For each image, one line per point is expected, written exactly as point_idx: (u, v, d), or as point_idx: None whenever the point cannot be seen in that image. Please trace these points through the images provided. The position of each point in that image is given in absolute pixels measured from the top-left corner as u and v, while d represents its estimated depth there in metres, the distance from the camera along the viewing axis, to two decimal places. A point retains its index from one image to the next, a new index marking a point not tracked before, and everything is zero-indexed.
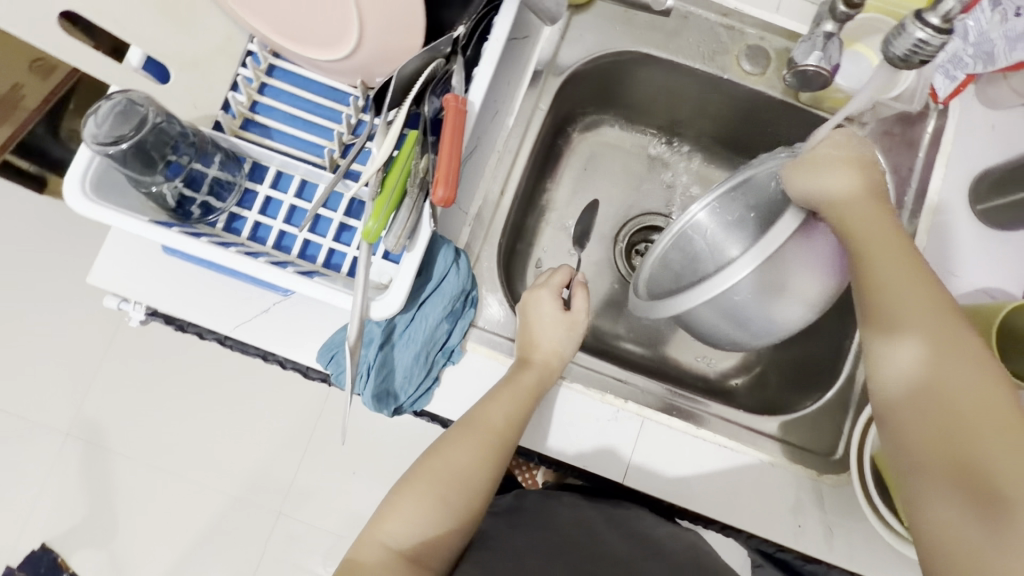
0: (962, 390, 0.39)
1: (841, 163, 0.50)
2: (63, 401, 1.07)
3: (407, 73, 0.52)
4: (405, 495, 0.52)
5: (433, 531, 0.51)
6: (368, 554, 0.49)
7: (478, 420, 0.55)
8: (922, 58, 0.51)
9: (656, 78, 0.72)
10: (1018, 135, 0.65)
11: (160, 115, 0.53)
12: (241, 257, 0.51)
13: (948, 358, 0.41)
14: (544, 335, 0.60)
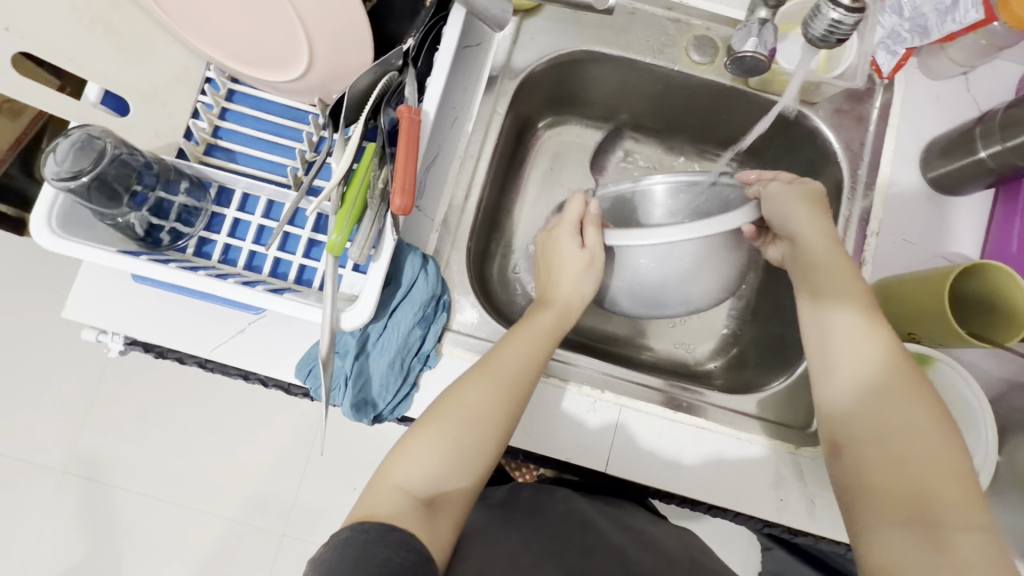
0: (905, 410, 0.46)
1: (808, 202, 0.58)
2: (56, 440, 1.07)
3: (360, 88, 0.53)
4: (418, 437, 0.50)
5: (450, 473, 0.49)
6: (383, 499, 0.47)
7: (494, 364, 0.53)
8: (839, 38, 0.51)
9: (611, 75, 0.73)
10: (959, 104, 0.67)
11: (120, 147, 0.53)
12: (210, 280, 0.52)
13: (900, 381, 0.48)
14: (568, 274, 0.60)
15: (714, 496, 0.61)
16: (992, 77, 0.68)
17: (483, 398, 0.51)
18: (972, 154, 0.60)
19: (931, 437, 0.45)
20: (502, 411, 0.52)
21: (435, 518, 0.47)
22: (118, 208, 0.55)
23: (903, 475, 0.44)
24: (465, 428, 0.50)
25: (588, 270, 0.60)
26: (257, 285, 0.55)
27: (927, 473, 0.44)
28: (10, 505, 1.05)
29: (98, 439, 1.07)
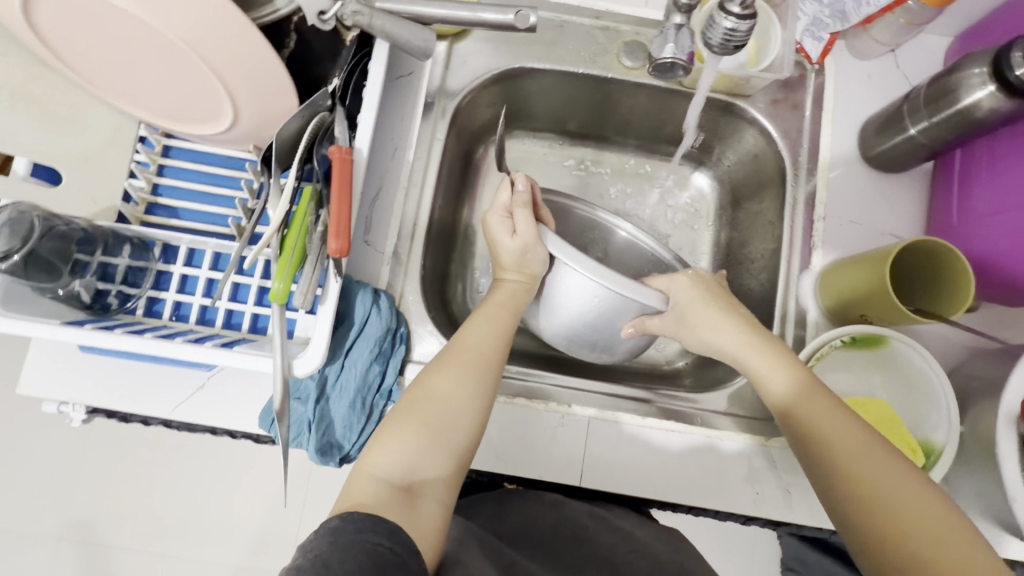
0: (844, 440, 0.47)
1: (705, 300, 0.56)
2: (45, 508, 1.05)
3: (289, 133, 0.54)
4: (389, 426, 0.48)
5: (424, 458, 0.47)
6: (362, 489, 0.44)
7: (456, 345, 0.53)
8: (737, 45, 0.49)
9: (548, 88, 0.74)
10: (890, 81, 0.68)
11: (49, 217, 0.53)
12: (159, 342, 0.52)
13: (820, 411, 0.49)
14: (507, 258, 0.57)
15: (692, 497, 0.62)
16: (919, 52, 0.69)
17: (448, 381, 0.50)
18: (904, 130, 0.60)
19: (874, 458, 0.45)
20: (470, 389, 0.50)
21: (415, 502, 0.45)
22: (59, 279, 0.55)
23: (865, 506, 0.44)
24: (433, 410, 0.49)
25: (525, 255, 0.56)
26: (208, 340, 0.55)
27: (882, 497, 0.44)
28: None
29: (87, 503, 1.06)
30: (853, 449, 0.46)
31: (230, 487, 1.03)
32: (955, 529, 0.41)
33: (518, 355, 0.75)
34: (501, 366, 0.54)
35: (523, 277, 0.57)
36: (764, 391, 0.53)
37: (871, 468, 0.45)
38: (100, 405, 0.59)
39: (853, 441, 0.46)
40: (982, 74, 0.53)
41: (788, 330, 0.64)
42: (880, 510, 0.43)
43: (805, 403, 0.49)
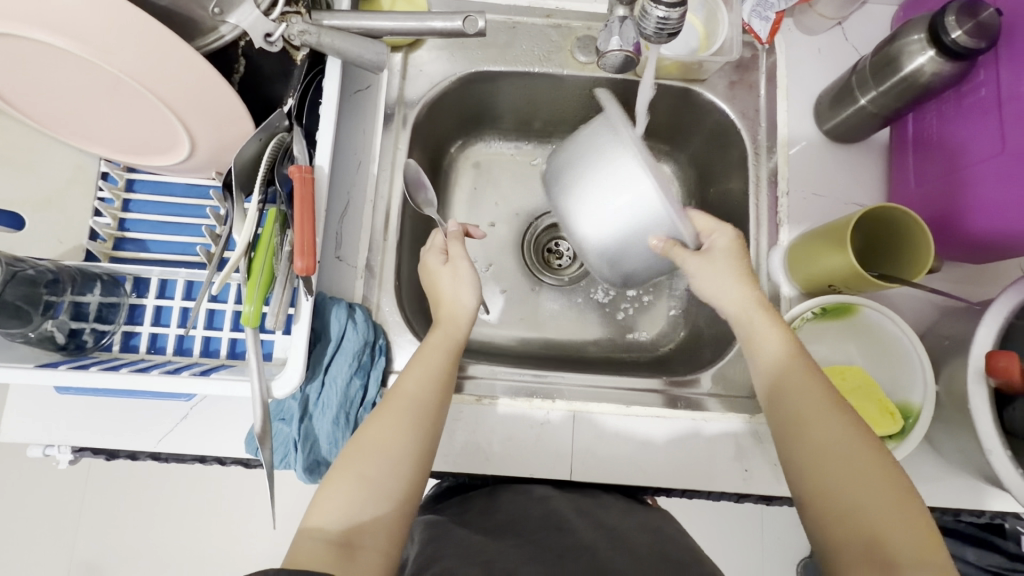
0: (829, 430, 0.47)
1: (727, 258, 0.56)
2: (46, 555, 1.04)
3: (247, 157, 0.54)
4: (326, 484, 0.49)
5: (361, 511, 0.47)
6: (299, 550, 0.45)
7: (392, 392, 0.54)
8: (670, 33, 0.50)
9: (508, 89, 0.74)
10: (840, 54, 0.69)
11: (10, 261, 0.53)
12: (136, 375, 0.52)
13: (818, 397, 0.49)
14: (444, 288, 0.61)
15: (682, 479, 0.62)
16: (866, 23, 0.70)
17: (385, 429, 0.51)
18: (855, 102, 0.61)
19: (855, 448, 0.46)
20: (407, 435, 0.51)
21: (353, 556, 0.45)
22: (30, 321, 0.55)
23: (837, 492, 0.45)
24: (369, 462, 0.49)
25: (458, 279, 0.62)
26: (186, 370, 0.55)
27: (861, 485, 0.44)
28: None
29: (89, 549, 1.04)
30: (839, 440, 0.46)
31: (231, 514, 1.03)
32: (920, 520, 0.42)
33: (501, 357, 0.75)
34: (441, 407, 0.54)
35: (455, 311, 0.61)
36: (766, 380, 0.52)
37: (855, 458, 0.45)
38: (86, 444, 0.59)
39: (837, 430, 0.47)
40: (920, 40, 0.54)
41: None
42: (853, 498, 0.44)
43: (802, 391, 0.49)
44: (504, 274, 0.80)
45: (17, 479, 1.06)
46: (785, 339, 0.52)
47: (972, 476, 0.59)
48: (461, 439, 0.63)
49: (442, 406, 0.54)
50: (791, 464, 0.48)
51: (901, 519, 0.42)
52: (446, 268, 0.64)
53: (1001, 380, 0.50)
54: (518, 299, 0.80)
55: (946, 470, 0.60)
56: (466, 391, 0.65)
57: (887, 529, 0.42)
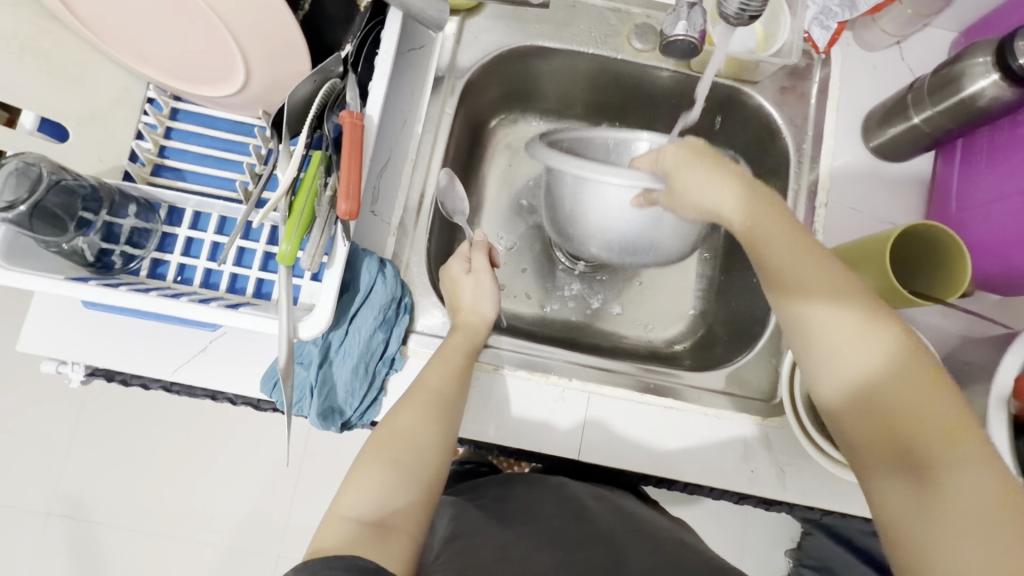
0: (900, 397, 0.40)
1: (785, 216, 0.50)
2: (45, 478, 1.11)
3: (300, 97, 0.53)
4: (359, 470, 0.51)
5: (394, 495, 0.50)
6: (333, 530, 0.47)
7: (416, 385, 0.56)
8: (752, 14, 0.50)
9: (558, 68, 0.74)
10: (897, 72, 0.69)
11: (55, 171, 0.52)
12: (163, 300, 0.52)
13: (898, 363, 0.42)
14: (465, 296, 0.62)
15: (688, 473, 0.62)
16: (926, 45, 0.70)
17: (413, 421, 0.53)
18: (908, 119, 0.62)
19: (885, 360, 0.42)
20: (433, 429, 0.53)
21: (387, 537, 0.47)
22: (64, 233, 0.54)
23: (904, 464, 0.39)
24: (399, 449, 0.52)
25: (480, 290, 0.63)
26: (212, 302, 0.55)
27: (933, 454, 0.38)
28: (11, 544, 1.09)
29: (94, 477, 1.11)
30: (912, 406, 0.40)
31: (239, 458, 1.14)
32: (1004, 490, 0.35)
33: (518, 333, 0.76)
34: (459, 405, 0.56)
35: (474, 319, 0.61)
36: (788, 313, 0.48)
37: (930, 429, 0.39)
38: (103, 366, 0.59)
39: (912, 396, 0.40)
40: (985, 63, 0.54)
41: None
42: (920, 465, 0.38)
43: (881, 364, 0.42)
44: (529, 255, 0.81)
45: (31, 400, 1.12)
46: (791, 232, 0.48)
47: None
48: (474, 406, 0.63)
49: (461, 403, 0.56)
50: (836, 413, 0.44)
51: (978, 491, 0.36)
52: (468, 277, 0.64)
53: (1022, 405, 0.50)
54: (539, 279, 0.80)
55: None
56: (486, 360, 0.65)
57: (954, 500, 0.36)
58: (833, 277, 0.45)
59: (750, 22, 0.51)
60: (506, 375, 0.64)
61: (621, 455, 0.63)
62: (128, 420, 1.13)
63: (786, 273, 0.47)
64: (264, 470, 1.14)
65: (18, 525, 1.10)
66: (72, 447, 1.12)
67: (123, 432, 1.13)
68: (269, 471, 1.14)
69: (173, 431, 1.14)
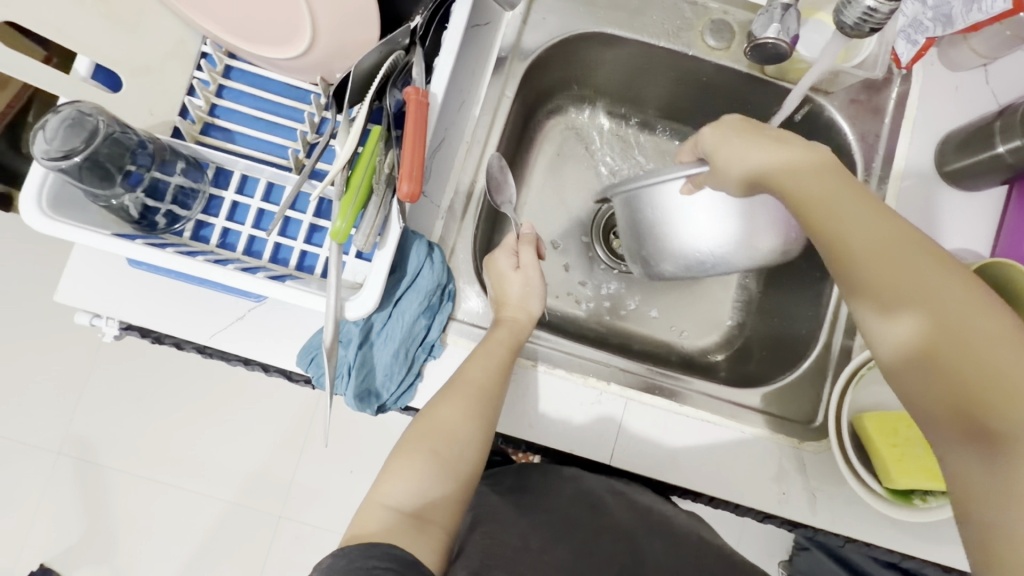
0: (980, 360, 0.37)
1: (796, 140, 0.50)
2: (60, 418, 1.12)
3: (365, 67, 0.51)
4: (400, 459, 0.50)
5: (433, 487, 0.49)
6: (373, 518, 0.46)
7: (458, 377, 0.54)
8: (873, 26, 0.52)
9: (622, 58, 0.71)
10: (981, 95, 0.66)
11: (113, 124, 0.51)
12: (209, 266, 0.51)
13: (910, 260, 0.42)
14: (512, 291, 0.60)
15: (717, 489, 0.61)
16: (1015, 70, 0.66)
17: (455, 415, 0.52)
18: (991, 148, 0.59)
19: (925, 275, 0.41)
20: (475, 424, 0.52)
21: (425, 530, 0.46)
22: (111, 188, 0.52)
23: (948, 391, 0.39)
24: (440, 440, 0.51)
25: (528, 287, 0.61)
26: (257, 272, 0.53)
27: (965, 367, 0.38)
28: (26, 478, 1.11)
29: (109, 422, 1.13)
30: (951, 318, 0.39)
31: (251, 418, 1.15)
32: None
33: (551, 327, 0.74)
34: (501, 401, 0.55)
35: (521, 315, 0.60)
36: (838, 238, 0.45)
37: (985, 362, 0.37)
38: (138, 323, 0.58)
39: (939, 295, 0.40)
40: None
41: (835, 338, 0.66)
42: (971, 398, 0.37)
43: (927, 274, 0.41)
44: (570, 249, 0.79)
45: (56, 340, 1.14)
46: (826, 170, 0.48)
47: None
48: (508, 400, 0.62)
49: (502, 401, 0.55)
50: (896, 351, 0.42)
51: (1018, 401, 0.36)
52: (515, 273, 0.62)
53: None
54: (577, 274, 0.79)
55: None
56: (524, 355, 0.63)
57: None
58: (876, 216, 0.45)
59: (869, 33, 0.53)
60: (540, 371, 0.62)
61: (651, 464, 0.61)
62: (148, 369, 1.14)
63: (832, 209, 0.46)
64: (274, 433, 1.15)
65: (30, 462, 1.11)
66: (95, 390, 1.13)
67: (145, 381, 1.14)
68: (278, 436, 1.14)
69: (193, 385, 1.15)
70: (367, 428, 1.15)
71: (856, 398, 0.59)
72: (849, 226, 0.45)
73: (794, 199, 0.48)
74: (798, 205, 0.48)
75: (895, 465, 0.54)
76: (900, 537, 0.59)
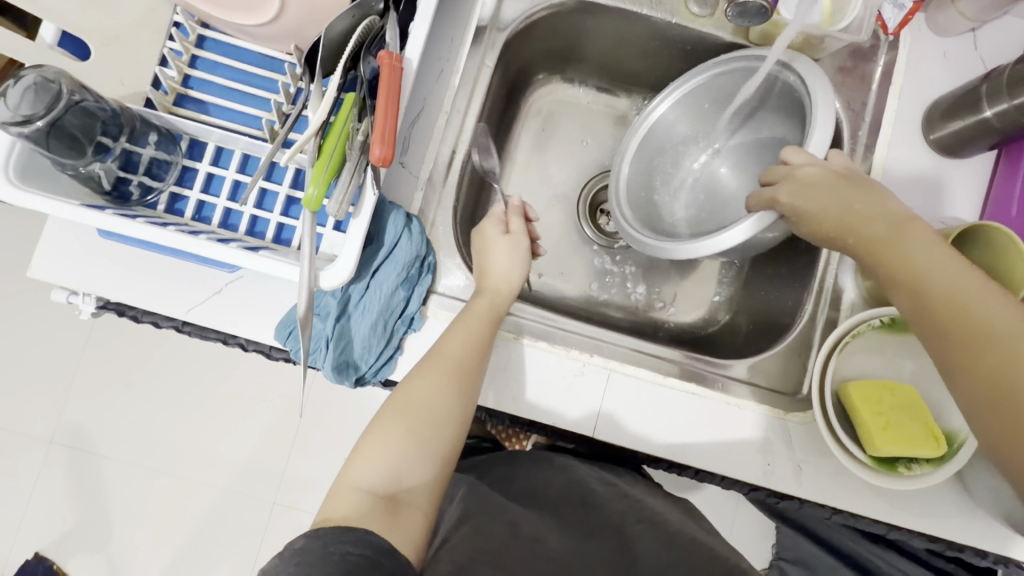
0: (999, 351, 0.42)
1: (850, 191, 0.51)
2: (50, 408, 1.12)
3: (336, 32, 0.51)
4: (374, 437, 0.49)
5: (408, 467, 0.49)
6: (345, 499, 0.46)
7: (436, 352, 0.53)
8: None
9: (605, 28, 0.69)
10: (969, 62, 0.65)
11: (78, 90, 0.50)
12: (180, 235, 0.50)
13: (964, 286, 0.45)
14: (497, 259, 0.60)
15: (702, 461, 0.60)
16: (1003, 34, 0.65)
17: (430, 390, 0.51)
18: (978, 112, 0.58)
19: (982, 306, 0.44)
20: (451, 399, 0.51)
21: (398, 512, 0.46)
22: (81, 157, 0.52)
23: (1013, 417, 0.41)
24: (416, 418, 0.50)
25: (515, 253, 0.61)
26: (230, 242, 0.52)
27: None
28: (17, 468, 1.11)
29: (99, 410, 1.12)
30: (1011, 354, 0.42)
31: (240, 404, 1.14)
32: None
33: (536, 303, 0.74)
34: (479, 373, 0.54)
35: (501, 285, 0.59)
36: (891, 274, 0.49)
37: None
38: (113, 298, 0.58)
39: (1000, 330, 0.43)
40: None
41: (820, 310, 0.64)
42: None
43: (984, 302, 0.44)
44: (554, 225, 0.78)
45: (43, 329, 1.13)
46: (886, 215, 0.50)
47: (997, 522, 0.57)
48: (490, 374, 0.61)
49: (483, 373, 0.54)
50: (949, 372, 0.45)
51: None
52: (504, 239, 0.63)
53: None
54: (563, 251, 0.78)
55: (969, 513, 0.58)
56: (507, 328, 0.63)
57: None
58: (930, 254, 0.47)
59: None
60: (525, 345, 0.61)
61: (635, 437, 0.61)
62: (137, 357, 1.14)
63: (887, 245, 0.49)
64: (264, 420, 1.14)
65: (21, 452, 1.11)
66: (84, 378, 1.13)
67: (134, 368, 1.13)
68: (269, 423, 1.14)
69: (182, 371, 1.14)
70: (359, 413, 1.15)
71: (840, 367, 0.58)
72: (895, 256, 0.48)
73: (827, 233, 0.52)
74: (832, 235, 0.51)
75: (876, 433, 0.53)
76: (886, 507, 0.58)
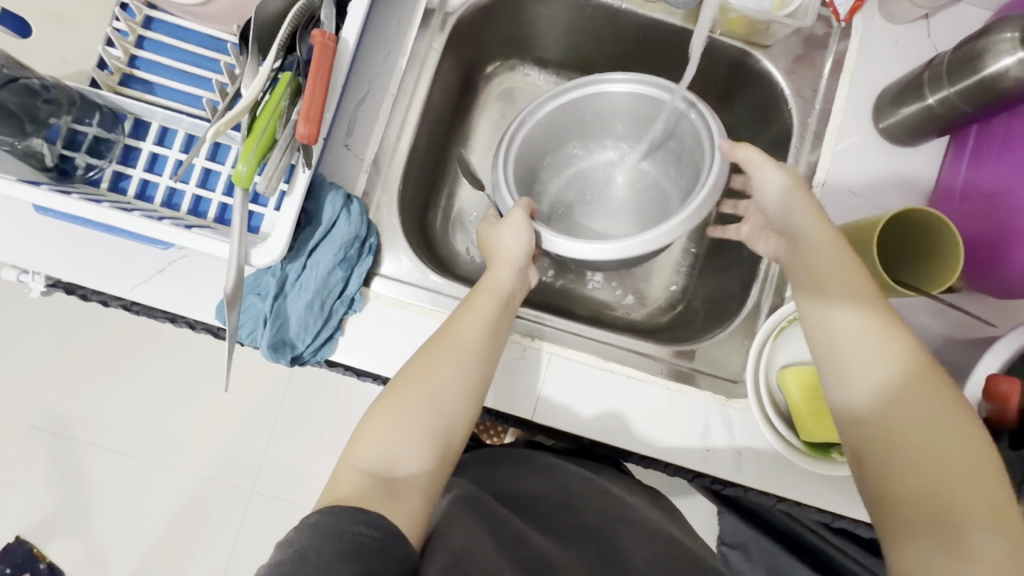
0: (919, 430, 0.41)
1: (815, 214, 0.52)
2: (28, 393, 1.13)
3: (269, 13, 0.51)
4: (370, 418, 0.49)
5: (406, 448, 0.48)
6: (345, 480, 0.45)
7: (450, 334, 0.53)
8: None
9: (557, 14, 0.70)
10: (920, 49, 0.64)
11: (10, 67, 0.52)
12: (113, 211, 0.50)
13: (893, 349, 0.45)
14: (502, 237, 0.60)
15: (641, 445, 0.60)
16: (956, 21, 0.64)
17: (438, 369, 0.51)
18: (922, 99, 0.58)
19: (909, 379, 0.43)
20: (454, 377, 0.51)
21: (396, 494, 0.45)
22: (20, 134, 0.53)
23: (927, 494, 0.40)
24: (416, 397, 0.50)
25: (513, 226, 0.60)
26: (166, 219, 0.53)
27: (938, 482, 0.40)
28: None
29: (76, 396, 1.13)
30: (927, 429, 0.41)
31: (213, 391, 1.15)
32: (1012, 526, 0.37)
33: None
34: (491, 354, 0.54)
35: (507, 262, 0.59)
36: (830, 315, 0.48)
37: (950, 478, 0.39)
38: (59, 276, 0.58)
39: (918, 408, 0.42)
40: (1011, 39, 0.51)
41: (766, 297, 0.64)
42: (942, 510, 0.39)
43: (908, 379, 0.44)
44: None
45: (22, 315, 1.14)
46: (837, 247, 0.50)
47: None
48: None
49: (496, 355, 0.55)
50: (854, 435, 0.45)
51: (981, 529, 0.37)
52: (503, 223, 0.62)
53: (994, 407, 0.48)
54: None
55: None
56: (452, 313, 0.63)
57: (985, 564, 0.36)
58: (866, 311, 0.47)
59: None
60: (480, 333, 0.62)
61: (574, 421, 0.61)
62: (113, 343, 1.15)
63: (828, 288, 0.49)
64: (237, 406, 1.15)
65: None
66: (61, 364, 1.14)
67: (110, 354, 1.15)
68: (242, 409, 1.15)
69: (157, 358, 1.15)
70: (331, 400, 1.15)
71: (778, 353, 0.58)
72: (835, 296, 0.48)
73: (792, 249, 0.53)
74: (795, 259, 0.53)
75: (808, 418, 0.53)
76: (825, 493, 0.58)
